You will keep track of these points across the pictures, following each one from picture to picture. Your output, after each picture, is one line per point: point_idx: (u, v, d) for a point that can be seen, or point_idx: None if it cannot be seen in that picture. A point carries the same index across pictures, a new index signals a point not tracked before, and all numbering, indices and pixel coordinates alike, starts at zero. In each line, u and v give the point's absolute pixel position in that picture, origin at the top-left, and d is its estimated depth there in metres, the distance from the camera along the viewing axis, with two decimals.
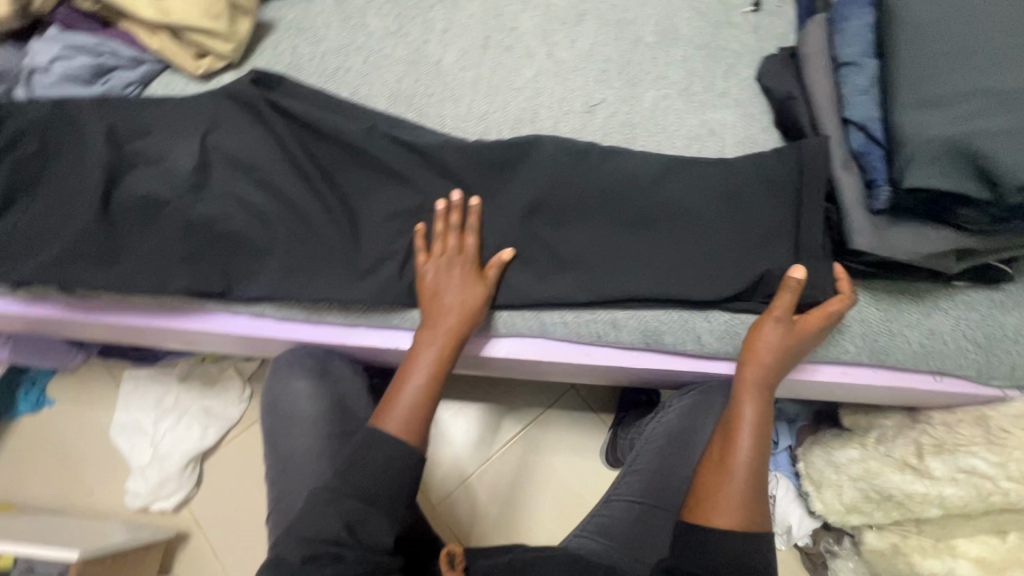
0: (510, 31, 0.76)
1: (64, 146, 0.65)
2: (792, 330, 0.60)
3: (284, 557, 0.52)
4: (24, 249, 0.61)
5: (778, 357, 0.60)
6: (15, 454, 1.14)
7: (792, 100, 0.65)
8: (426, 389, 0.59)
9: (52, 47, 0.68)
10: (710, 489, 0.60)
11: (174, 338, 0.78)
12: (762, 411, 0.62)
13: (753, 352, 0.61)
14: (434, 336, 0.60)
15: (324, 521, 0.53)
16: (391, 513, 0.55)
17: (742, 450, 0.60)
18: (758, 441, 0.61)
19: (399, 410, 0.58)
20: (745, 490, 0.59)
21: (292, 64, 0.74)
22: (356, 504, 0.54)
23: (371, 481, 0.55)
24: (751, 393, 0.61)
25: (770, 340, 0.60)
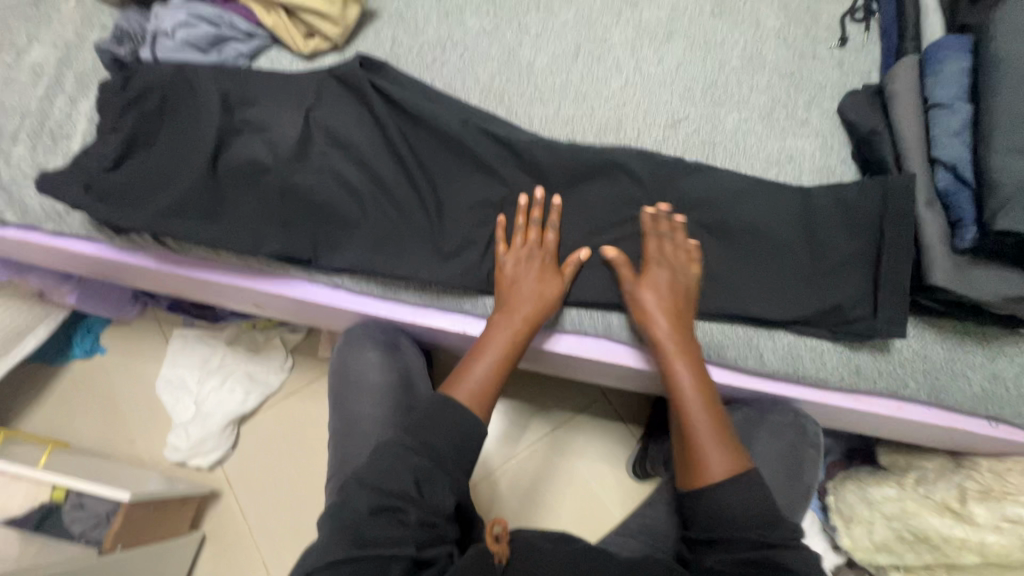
0: (602, 42, 0.79)
1: (181, 108, 0.69)
2: (655, 291, 0.64)
3: (352, 502, 0.55)
4: (136, 198, 0.65)
5: (673, 318, 0.63)
6: (66, 395, 1.19)
7: (876, 135, 0.67)
8: (494, 370, 0.63)
9: (178, 15, 0.73)
10: (690, 456, 0.60)
11: (245, 300, 0.82)
12: (687, 356, 0.63)
13: (649, 323, 0.63)
14: (508, 322, 0.64)
15: (394, 475, 0.56)
16: (454, 478, 0.58)
17: (694, 406, 0.62)
18: (706, 393, 0.62)
19: (468, 384, 0.63)
20: (716, 444, 0.59)
21: (392, 53, 0.78)
22: (426, 464, 0.57)
23: (442, 444, 0.58)
24: (671, 360, 0.63)
25: (659, 304, 0.63)
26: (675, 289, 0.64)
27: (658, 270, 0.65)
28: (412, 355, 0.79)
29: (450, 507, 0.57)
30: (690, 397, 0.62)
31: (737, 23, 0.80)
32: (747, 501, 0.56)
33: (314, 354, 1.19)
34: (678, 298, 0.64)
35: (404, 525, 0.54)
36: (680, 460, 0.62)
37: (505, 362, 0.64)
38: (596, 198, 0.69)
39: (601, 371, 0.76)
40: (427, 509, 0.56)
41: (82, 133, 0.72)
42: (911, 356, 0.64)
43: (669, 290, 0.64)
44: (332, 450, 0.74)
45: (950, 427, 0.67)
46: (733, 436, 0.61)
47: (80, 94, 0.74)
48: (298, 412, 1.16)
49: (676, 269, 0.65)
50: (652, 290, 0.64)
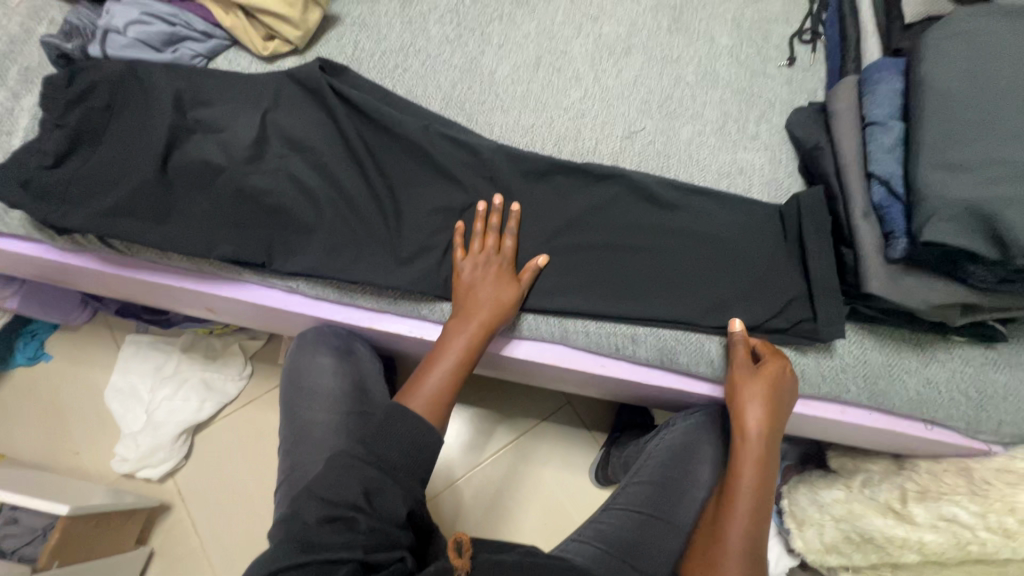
0: (562, 54, 0.81)
1: (131, 106, 0.68)
2: (762, 383, 0.63)
3: (302, 513, 0.54)
4: (79, 196, 0.63)
5: (765, 430, 0.65)
6: (6, 404, 1.13)
7: (819, 150, 0.70)
8: (448, 377, 0.63)
9: (130, 12, 0.71)
10: (710, 553, 0.65)
11: (198, 304, 0.80)
12: (760, 473, 0.66)
13: (743, 423, 0.65)
14: (465, 327, 0.64)
15: (343, 485, 0.55)
16: (407, 488, 0.57)
17: (739, 519, 0.64)
18: (758, 513, 0.64)
19: (423, 392, 0.63)
20: (741, 561, 0.62)
21: (354, 58, 0.79)
22: (376, 474, 0.56)
23: (395, 454, 0.58)
24: (751, 464, 0.65)
25: (759, 409, 0.64)
26: (779, 400, 0.64)
27: (779, 380, 0.63)
28: (367, 360, 0.78)
29: (403, 515, 0.55)
30: (744, 507, 0.64)
31: (692, 40, 0.83)
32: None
33: (273, 361, 1.17)
34: (778, 410, 0.65)
35: (356, 532, 0.52)
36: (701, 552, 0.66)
37: (461, 367, 0.64)
38: (552, 206, 0.70)
39: (560, 376, 0.76)
40: (380, 518, 0.54)
41: (25, 129, 0.70)
42: (853, 361, 0.67)
43: (776, 402, 0.64)
44: (283, 460, 0.73)
45: (889, 429, 0.70)
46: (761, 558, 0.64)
47: (24, 88, 0.72)
48: (255, 421, 1.13)
49: (786, 380, 0.64)
50: (760, 391, 0.63)
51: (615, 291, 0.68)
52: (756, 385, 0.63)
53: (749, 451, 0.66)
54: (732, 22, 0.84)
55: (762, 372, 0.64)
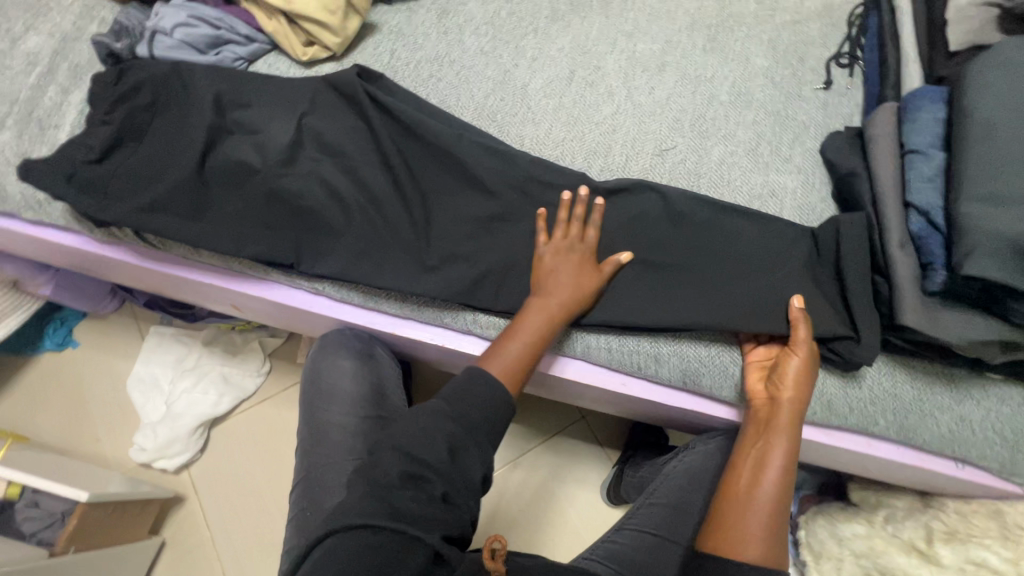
0: (595, 69, 0.81)
1: (174, 105, 0.70)
2: (799, 352, 0.61)
3: (385, 464, 0.55)
4: (120, 190, 0.65)
5: (802, 400, 0.61)
6: (32, 388, 1.15)
7: (854, 176, 0.69)
8: (524, 355, 0.62)
9: (178, 15, 0.73)
10: (731, 521, 0.59)
11: (224, 300, 0.81)
12: (795, 441, 0.61)
13: (784, 391, 0.61)
14: (546, 309, 0.63)
15: (430, 443, 0.56)
16: (484, 450, 0.58)
17: (768, 487, 0.60)
18: (787, 480, 0.60)
19: (495, 370, 0.62)
20: (768, 532, 0.57)
21: (389, 66, 0.80)
22: (458, 432, 0.57)
23: (475, 412, 0.59)
24: (786, 427, 0.61)
25: (803, 377, 0.61)
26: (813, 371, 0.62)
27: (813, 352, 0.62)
28: (386, 364, 0.79)
29: (480, 479, 0.57)
30: (776, 470, 0.60)
31: (726, 60, 0.83)
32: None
33: (291, 359, 1.18)
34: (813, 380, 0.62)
35: (434, 500, 0.53)
36: (721, 521, 0.59)
37: (539, 348, 0.63)
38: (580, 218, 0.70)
39: (580, 392, 0.76)
40: (455, 488, 0.55)
41: (71, 123, 0.72)
42: (883, 394, 0.65)
43: (811, 372, 0.61)
44: (299, 460, 0.73)
45: (918, 467, 0.67)
46: (784, 528, 0.59)
47: (72, 84, 0.74)
48: (270, 418, 1.14)
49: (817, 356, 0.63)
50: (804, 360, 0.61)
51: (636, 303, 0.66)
52: (803, 353, 0.61)
53: (786, 417, 0.61)
54: (768, 43, 0.84)
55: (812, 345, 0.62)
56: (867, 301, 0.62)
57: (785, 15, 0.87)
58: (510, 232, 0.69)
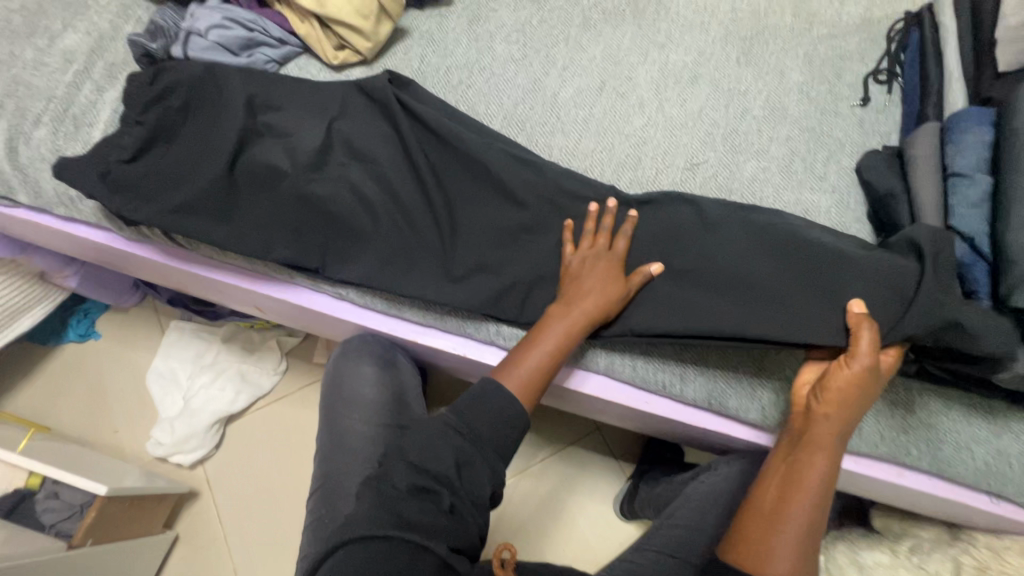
0: (627, 79, 0.80)
1: (206, 106, 0.70)
2: (860, 358, 0.55)
3: (392, 476, 0.55)
4: (152, 190, 0.65)
5: (851, 419, 0.57)
6: (54, 378, 1.17)
7: (892, 197, 0.67)
8: (546, 365, 0.61)
9: (212, 16, 0.74)
10: (756, 538, 0.56)
11: (247, 301, 0.81)
12: (836, 460, 0.57)
13: (833, 406, 0.56)
14: (570, 319, 0.62)
15: (436, 456, 0.56)
16: (492, 466, 0.57)
17: (802, 507, 0.56)
18: (823, 501, 0.56)
19: (516, 378, 0.61)
20: (795, 555, 0.54)
21: (419, 71, 0.79)
22: (465, 446, 0.57)
23: (486, 429, 0.58)
24: (828, 444, 0.57)
25: (858, 388, 0.56)
26: (872, 381, 0.55)
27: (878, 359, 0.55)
28: (405, 372, 0.79)
29: (485, 494, 0.56)
30: (812, 489, 0.56)
31: (761, 74, 0.81)
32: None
33: (308, 359, 1.18)
34: (870, 391, 0.56)
35: (441, 511, 0.53)
36: (748, 537, 0.56)
37: (561, 358, 0.62)
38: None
39: (601, 407, 0.75)
40: (462, 500, 0.55)
41: (105, 122, 0.73)
42: (915, 423, 0.63)
43: (870, 381, 0.55)
44: (318, 465, 0.73)
45: (951, 499, 0.65)
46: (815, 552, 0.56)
47: (107, 83, 0.75)
48: (286, 417, 1.14)
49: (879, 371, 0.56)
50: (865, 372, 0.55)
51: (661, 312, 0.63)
52: (866, 365, 0.55)
53: (827, 433, 0.57)
54: (804, 57, 0.82)
55: (876, 355, 0.55)
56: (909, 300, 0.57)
57: (823, 29, 0.85)
58: (537, 244, 0.68)
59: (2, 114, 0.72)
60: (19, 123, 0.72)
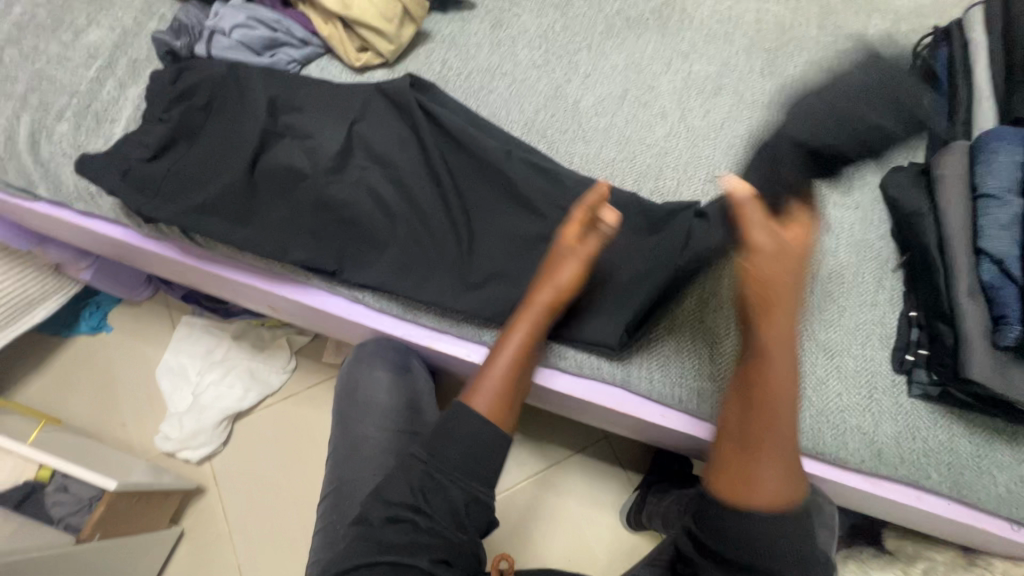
0: (649, 89, 0.79)
1: (228, 106, 0.70)
2: (763, 245, 0.54)
3: (368, 512, 0.59)
4: (174, 189, 0.65)
5: (789, 309, 0.55)
6: (66, 369, 1.18)
7: (920, 217, 0.66)
8: (517, 372, 0.61)
9: (237, 16, 0.74)
10: (739, 461, 0.56)
11: (262, 301, 0.81)
12: (791, 357, 0.56)
13: (764, 305, 0.55)
14: (532, 318, 0.61)
15: (402, 487, 0.59)
16: (461, 485, 0.58)
17: (773, 417, 0.55)
18: (790, 401, 0.56)
19: (485, 392, 0.61)
20: (778, 463, 0.55)
21: (441, 75, 0.79)
22: (434, 472, 0.58)
23: (452, 451, 0.59)
24: (779, 345, 0.55)
25: (783, 278, 0.54)
26: (790, 265, 0.54)
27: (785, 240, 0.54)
28: (420, 376, 0.78)
29: (456, 512, 0.58)
30: (778, 397, 0.55)
31: (785, 87, 0.80)
32: (788, 533, 0.54)
33: (317, 358, 1.18)
34: (793, 279, 0.54)
35: (418, 527, 0.57)
36: (730, 459, 0.57)
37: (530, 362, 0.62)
38: (621, 239, 0.68)
39: (615, 419, 0.74)
40: (434, 515, 0.57)
41: (126, 118, 0.73)
42: (936, 447, 0.62)
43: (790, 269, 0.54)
44: (330, 470, 0.73)
45: (970, 524, 0.63)
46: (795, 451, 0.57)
47: (129, 79, 0.75)
48: (294, 415, 1.14)
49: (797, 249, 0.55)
50: (773, 256, 0.54)
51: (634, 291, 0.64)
52: (768, 250, 0.54)
53: (778, 334, 0.55)
54: (829, 71, 0.82)
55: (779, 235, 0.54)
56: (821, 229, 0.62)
57: (849, 42, 0.84)
58: None
59: (26, 108, 0.72)
60: (42, 117, 0.72)
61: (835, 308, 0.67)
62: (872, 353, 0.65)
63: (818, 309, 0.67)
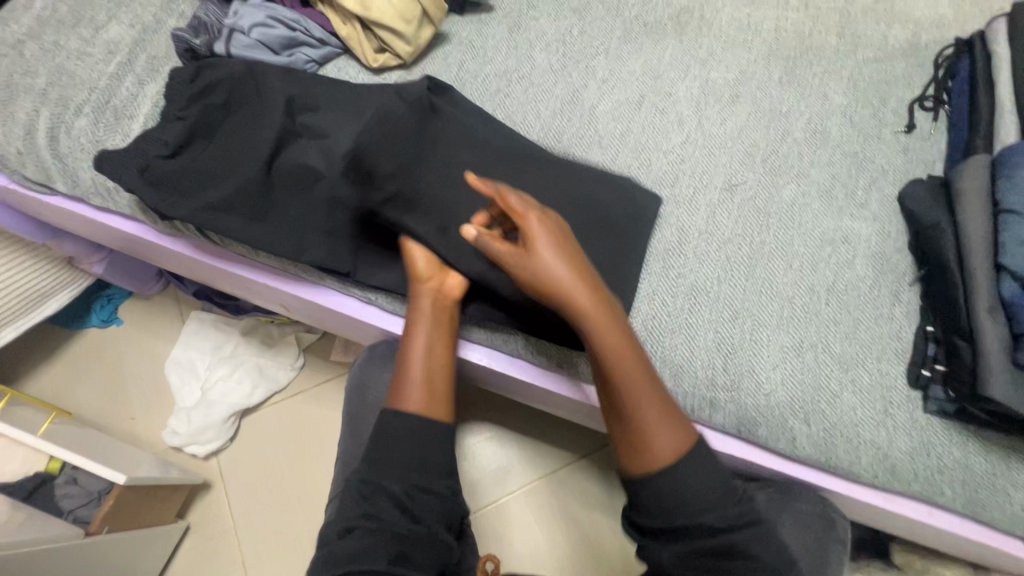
0: (667, 95, 0.79)
1: (246, 105, 0.70)
2: (537, 237, 0.56)
3: (326, 540, 0.60)
4: (191, 187, 0.65)
5: (575, 270, 0.56)
6: (76, 361, 1.18)
7: (938, 230, 0.65)
8: (431, 363, 0.64)
9: (256, 15, 0.74)
10: (631, 437, 0.56)
11: (274, 300, 0.81)
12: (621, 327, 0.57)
13: (570, 288, 0.55)
14: (423, 314, 0.64)
15: (347, 505, 0.61)
16: (397, 477, 0.61)
17: (635, 384, 0.56)
18: (640, 361, 0.57)
19: (413, 392, 0.63)
20: (663, 422, 0.56)
21: (458, 78, 0.79)
22: (369, 480, 0.61)
23: (384, 455, 0.61)
24: (607, 320, 0.56)
25: (563, 258, 0.56)
26: (560, 242, 0.57)
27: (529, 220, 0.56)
28: None
29: (394, 503, 0.60)
30: (632, 366, 0.56)
31: (804, 96, 0.79)
32: (698, 476, 0.55)
33: (324, 356, 1.18)
34: (564, 251, 0.56)
35: (369, 530, 0.58)
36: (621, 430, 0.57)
37: (439, 353, 0.65)
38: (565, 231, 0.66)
39: None
40: (380, 512, 0.59)
41: (145, 115, 0.73)
42: (951, 464, 0.61)
43: (559, 244, 0.57)
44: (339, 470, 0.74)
45: (981, 543, 0.63)
46: (671, 402, 0.58)
47: (148, 76, 0.75)
48: (301, 413, 1.14)
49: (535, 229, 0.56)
50: (554, 242, 0.56)
51: None
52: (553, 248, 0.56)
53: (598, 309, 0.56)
54: (848, 80, 0.81)
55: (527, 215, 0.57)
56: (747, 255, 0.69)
57: (868, 51, 0.83)
58: None
59: (46, 103, 0.73)
60: (61, 113, 0.73)
61: (850, 321, 0.66)
62: (888, 367, 0.64)
63: (834, 322, 0.66)
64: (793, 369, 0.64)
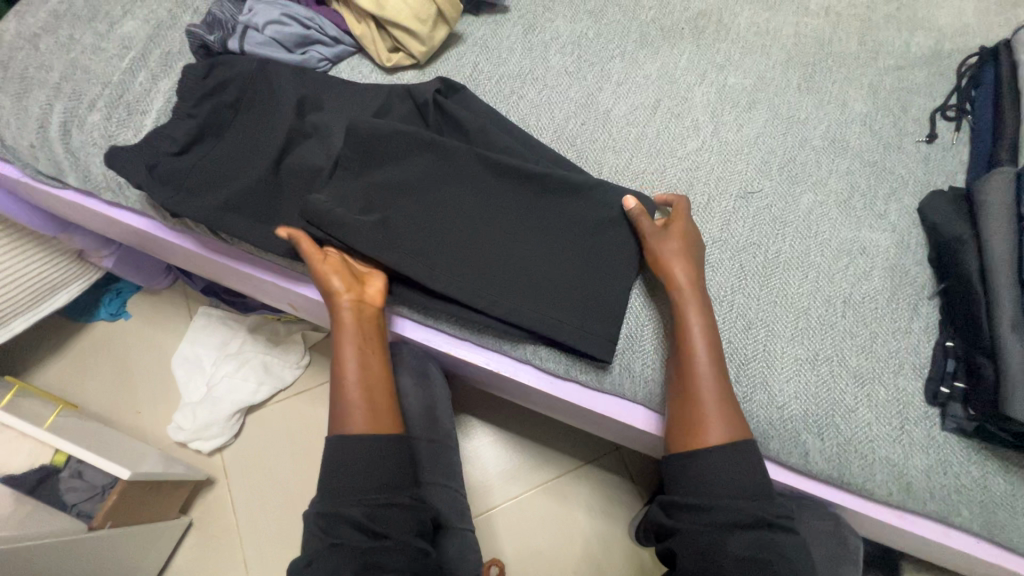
0: (683, 100, 0.78)
1: (257, 104, 0.70)
2: (678, 238, 0.63)
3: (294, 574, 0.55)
4: (200, 184, 0.65)
5: (694, 267, 0.62)
6: (84, 354, 1.19)
7: (960, 245, 0.64)
8: (367, 382, 0.61)
9: (271, 12, 0.74)
10: (689, 421, 0.58)
11: (282, 299, 0.81)
12: (707, 318, 0.60)
13: (677, 278, 0.61)
14: (348, 331, 0.62)
15: (311, 539, 0.56)
16: (358, 496, 0.56)
17: (704, 369, 0.58)
18: (716, 351, 0.59)
19: (347, 406, 0.60)
20: (722, 410, 0.57)
21: (471, 78, 0.78)
22: (327, 508, 0.56)
23: (345, 478, 0.57)
24: (697, 308, 0.60)
25: (689, 258, 0.62)
26: (694, 246, 0.64)
27: (681, 225, 0.64)
28: (438, 384, 0.79)
29: (357, 523, 0.54)
30: (708, 353, 0.59)
31: (823, 103, 0.78)
32: (737, 471, 0.55)
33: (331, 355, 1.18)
34: (692, 252, 0.63)
35: (334, 556, 0.53)
36: (678, 414, 0.59)
37: (374, 365, 0.63)
38: (580, 235, 0.66)
39: (633, 436, 0.73)
40: (342, 536, 0.54)
41: (157, 111, 0.73)
42: (970, 484, 0.59)
43: (690, 247, 0.63)
44: None
45: (999, 566, 0.61)
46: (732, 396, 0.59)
47: (162, 72, 0.75)
48: (305, 411, 1.14)
49: (686, 233, 0.64)
50: (686, 244, 0.63)
51: (549, 284, 0.64)
52: (682, 246, 0.63)
53: (692, 298, 0.61)
54: (868, 88, 0.79)
55: (684, 222, 0.65)
56: (763, 261, 0.68)
57: (890, 59, 0.82)
58: (583, 263, 0.65)
59: (59, 97, 0.73)
60: (75, 107, 0.73)
61: (868, 333, 0.65)
62: (904, 383, 0.62)
63: (852, 334, 0.65)
64: (808, 381, 0.63)
